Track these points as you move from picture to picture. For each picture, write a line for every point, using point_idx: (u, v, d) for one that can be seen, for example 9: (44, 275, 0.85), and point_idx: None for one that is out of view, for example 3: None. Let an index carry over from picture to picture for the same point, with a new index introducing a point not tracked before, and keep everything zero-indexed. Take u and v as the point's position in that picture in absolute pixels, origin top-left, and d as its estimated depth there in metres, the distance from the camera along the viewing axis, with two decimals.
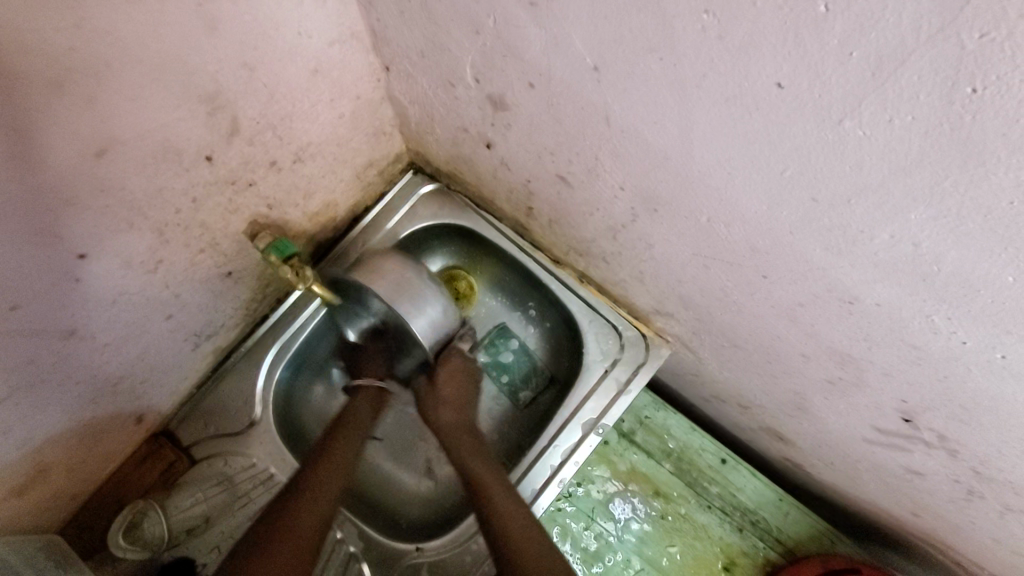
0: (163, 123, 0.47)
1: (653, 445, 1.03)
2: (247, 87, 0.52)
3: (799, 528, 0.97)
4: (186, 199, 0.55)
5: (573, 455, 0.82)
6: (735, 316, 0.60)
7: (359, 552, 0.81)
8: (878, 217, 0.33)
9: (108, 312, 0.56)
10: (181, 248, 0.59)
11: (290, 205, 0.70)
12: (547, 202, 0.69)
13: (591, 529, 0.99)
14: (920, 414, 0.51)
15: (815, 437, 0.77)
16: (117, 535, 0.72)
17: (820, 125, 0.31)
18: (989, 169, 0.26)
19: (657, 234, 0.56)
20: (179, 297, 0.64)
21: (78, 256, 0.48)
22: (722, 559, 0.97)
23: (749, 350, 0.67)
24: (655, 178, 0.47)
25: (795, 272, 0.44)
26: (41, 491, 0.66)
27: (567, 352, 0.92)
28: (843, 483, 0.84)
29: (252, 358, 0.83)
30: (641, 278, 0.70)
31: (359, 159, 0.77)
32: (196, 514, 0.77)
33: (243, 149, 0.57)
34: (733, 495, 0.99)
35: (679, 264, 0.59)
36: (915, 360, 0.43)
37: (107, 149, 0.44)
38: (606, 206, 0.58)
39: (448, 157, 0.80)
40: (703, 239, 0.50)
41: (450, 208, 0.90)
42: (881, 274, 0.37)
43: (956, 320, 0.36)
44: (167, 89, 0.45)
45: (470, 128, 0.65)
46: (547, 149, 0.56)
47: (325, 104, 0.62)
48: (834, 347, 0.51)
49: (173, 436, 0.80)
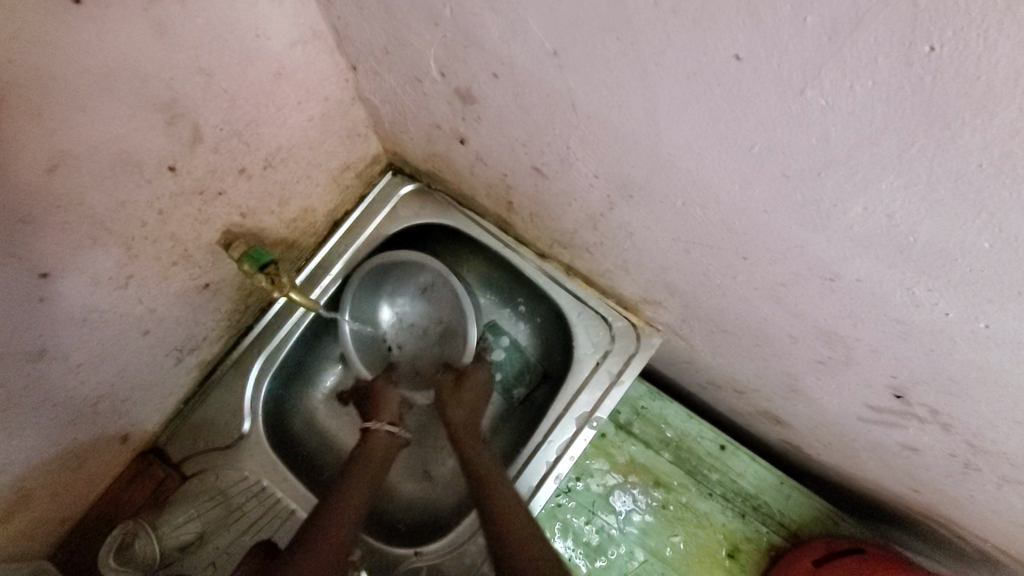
0: (119, 133, 0.45)
1: (651, 434, 1.02)
2: (206, 93, 0.50)
3: (801, 511, 0.97)
4: (151, 211, 0.53)
5: (568, 450, 0.81)
6: (720, 300, 0.59)
7: (358, 561, 0.80)
8: (850, 190, 0.32)
9: (79, 332, 0.55)
10: (152, 261, 0.58)
11: (264, 212, 0.69)
12: (525, 195, 0.68)
13: (592, 523, 0.98)
14: (911, 389, 0.50)
15: (811, 418, 0.76)
16: (106, 557, 0.72)
17: (784, 96, 0.30)
18: (955, 132, 0.25)
19: (635, 221, 0.55)
20: (155, 312, 0.63)
21: (41, 274, 0.47)
22: (726, 546, 0.97)
23: (737, 333, 0.66)
24: (626, 163, 0.46)
25: (774, 252, 0.43)
26: (25, 517, 0.65)
27: (557, 348, 0.91)
28: (842, 462, 0.83)
29: (239, 371, 0.82)
30: (626, 267, 0.69)
31: (333, 161, 0.76)
32: (189, 531, 0.77)
33: (208, 157, 0.56)
34: (734, 482, 0.99)
35: (661, 251, 0.58)
36: (901, 335, 0.42)
37: (62, 163, 0.43)
38: (583, 196, 0.57)
39: (425, 156, 0.78)
40: (681, 223, 0.49)
41: (432, 208, 0.88)
42: (859, 249, 0.36)
43: (937, 292, 0.35)
44: (121, 99, 0.44)
45: (442, 124, 0.63)
46: (519, 140, 0.55)
47: (292, 107, 0.61)
48: (821, 327, 0.50)
49: (163, 453, 0.80)
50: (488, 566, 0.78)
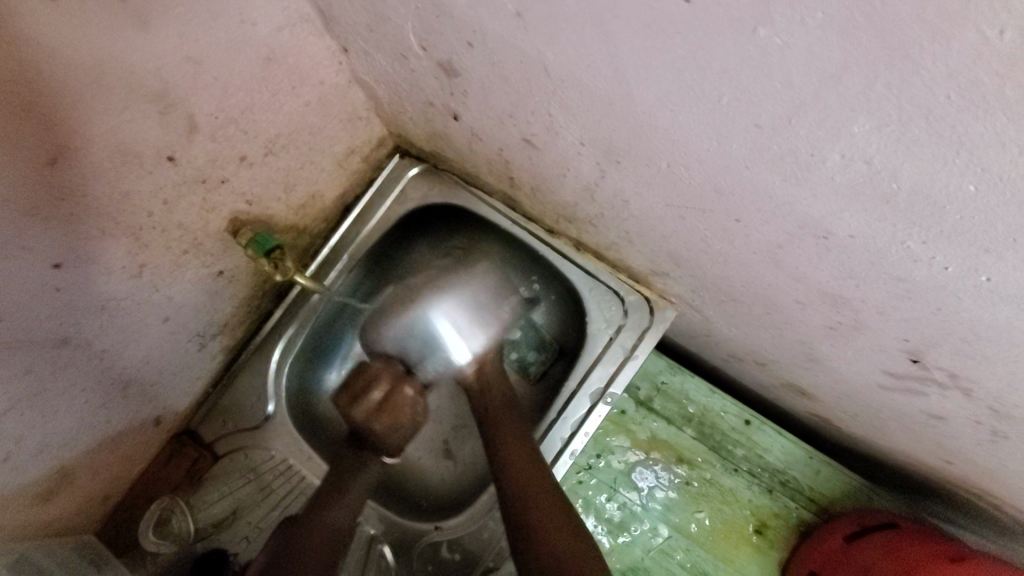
0: (113, 125, 0.48)
1: (672, 410, 0.99)
2: (197, 82, 0.52)
3: (833, 486, 0.94)
4: (156, 201, 0.56)
5: (583, 426, 0.82)
6: (724, 268, 0.57)
7: (380, 535, 0.84)
8: (823, 136, 0.30)
9: (99, 319, 0.58)
10: (163, 250, 0.60)
11: (270, 199, 0.71)
12: (523, 169, 0.67)
13: (614, 499, 0.98)
14: (925, 353, 0.47)
15: (834, 388, 0.73)
16: (147, 532, 0.79)
17: (738, 39, 0.28)
18: (917, 62, 0.23)
19: (628, 188, 0.53)
20: (172, 298, 0.66)
21: (55, 265, 0.50)
22: (753, 522, 0.95)
23: (746, 302, 0.63)
24: (607, 128, 0.44)
25: (764, 212, 0.42)
26: (69, 494, 0.70)
27: (571, 325, 0.90)
28: (872, 433, 0.80)
29: (263, 355, 0.85)
30: (630, 238, 0.68)
31: (336, 146, 0.77)
32: (223, 507, 0.83)
33: (207, 147, 0.58)
34: (760, 457, 0.96)
35: (658, 219, 0.56)
36: (905, 294, 0.40)
37: (61, 157, 0.45)
38: (575, 165, 0.56)
39: (426, 136, 0.79)
40: (671, 187, 0.47)
41: (440, 188, 0.89)
42: (844, 201, 0.34)
43: (931, 243, 0.33)
44: (110, 92, 0.46)
45: (435, 101, 0.63)
46: (506, 111, 0.54)
47: (287, 93, 0.62)
48: (825, 290, 0.48)
49: (196, 434, 0.84)
50: (504, 542, 0.81)
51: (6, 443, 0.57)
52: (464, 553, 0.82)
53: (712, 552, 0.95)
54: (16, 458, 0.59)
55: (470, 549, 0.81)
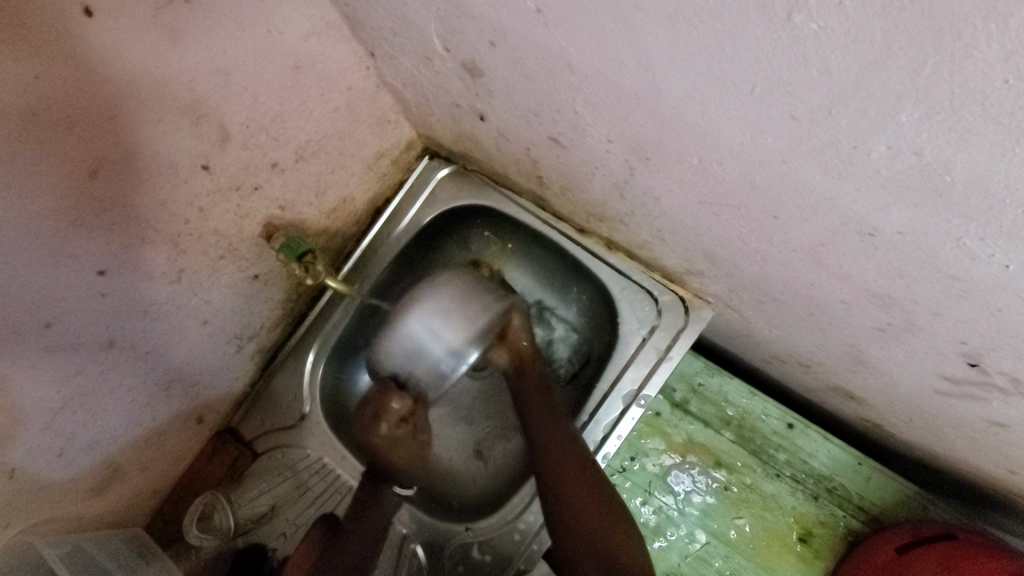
0: (148, 136, 0.49)
1: (710, 413, 0.96)
2: (228, 92, 0.53)
3: (884, 494, 0.89)
4: (193, 208, 0.58)
5: (615, 429, 0.81)
6: (762, 267, 0.55)
7: (412, 534, 0.84)
8: (865, 127, 0.28)
9: (142, 322, 0.60)
10: (200, 256, 0.62)
11: (302, 204, 0.72)
12: (551, 168, 0.66)
13: (649, 503, 0.95)
14: (986, 357, 0.44)
15: (884, 391, 0.69)
16: (190, 525, 0.80)
17: (770, 26, 0.26)
18: (968, 43, 0.21)
19: (659, 186, 0.51)
20: (210, 302, 0.68)
21: (99, 271, 0.52)
22: (797, 530, 0.91)
23: (787, 302, 0.61)
24: (634, 124, 0.43)
25: (803, 208, 0.39)
26: (119, 489, 0.73)
27: (604, 326, 0.88)
28: (927, 439, 0.75)
29: (298, 356, 0.88)
30: (662, 236, 0.66)
31: (366, 150, 0.78)
32: (262, 503, 0.86)
33: (239, 154, 0.59)
34: (805, 463, 0.92)
35: (690, 216, 0.54)
36: (961, 294, 0.37)
37: (100, 168, 0.47)
38: (603, 163, 0.54)
39: (454, 137, 0.78)
40: (703, 184, 0.45)
41: (470, 189, 0.88)
42: (892, 195, 0.32)
43: (990, 240, 0.30)
44: (144, 104, 0.47)
45: (461, 102, 0.63)
46: (531, 110, 0.53)
47: (315, 99, 0.63)
48: (872, 289, 0.45)
49: (236, 432, 0.87)
50: (534, 545, 0.80)
51: (59, 441, 0.60)
52: (495, 555, 0.81)
53: (753, 560, 0.91)
54: (69, 455, 0.62)
55: (502, 550, 0.81)
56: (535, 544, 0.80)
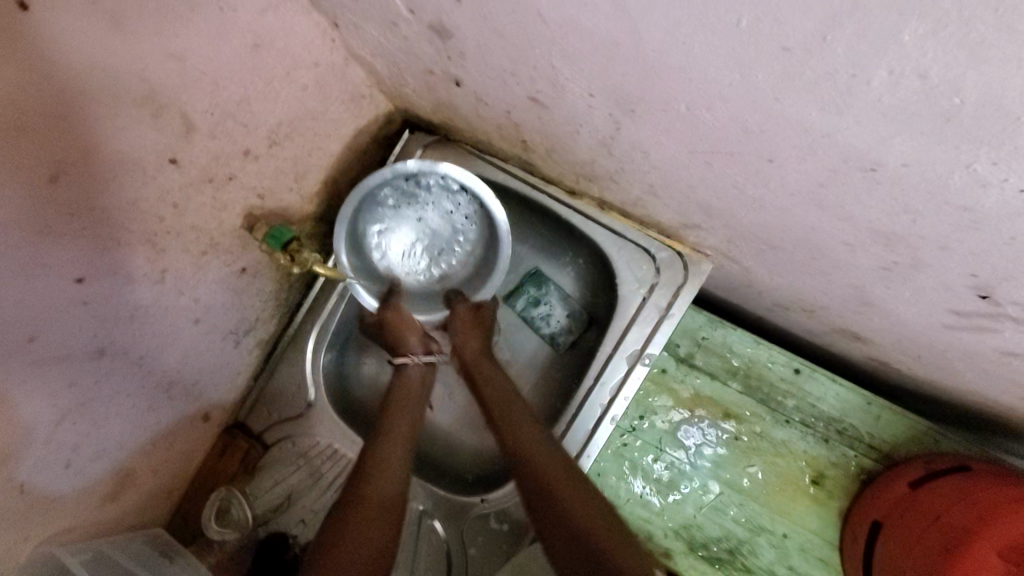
0: (109, 132, 0.47)
1: (716, 365, 0.96)
2: (185, 79, 0.50)
3: (894, 431, 0.90)
4: (166, 206, 0.55)
5: (622, 390, 0.81)
6: (760, 215, 0.53)
7: (429, 510, 0.85)
8: (865, 53, 0.26)
9: (131, 327, 0.59)
10: (182, 253, 0.60)
11: (282, 190, 0.70)
12: (534, 130, 0.63)
13: (661, 459, 0.96)
14: (997, 288, 0.42)
15: (892, 329, 0.68)
16: (209, 521, 0.81)
17: None
18: None
19: (647, 138, 0.49)
20: (199, 300, 0.67)
21: (77, 280, 0.50)
22: (809, 473, 0.92)
23: (788, 249, 0.59)
24: (616, 75, 0.40)
25: (801, 148, 0.37)
26: (132, 493, 0.74)
27: (603, 288, 0.87)
28: (934, 372, 0.74)
29: (298, 345, 0.88)
30: (654, 191, 0.63)
31: (342, 129, 0.75)
32: (278, 493, 0.86)
33: (208, 145, 0.57)
34: (814, 407, 0.92)
35: (683, 168, 0.51)
36: (971, 225, 0.35)
37: (60, 171, 0.45)
38: (587, 120, 0.52)
39: (432, 107, 0.75)
40: (693, 132, 0.43)
41: (454, 159, 0.85)
42: (895, 125, 0.30)
43: (1004, 164, 0.28)
44: (98, 98, 0.45)
45: (434, 69, 0.60)
46: (507, 70, 0.50)
47: (281, 79, 0.60)
48: (876, 228, 0.43)
49: (245, 426, 0.87)
50: None
51: (65, 452, 0.59)
52: (513, 523, 0.82)
53: (767, 505, 0.93)
54: (76, 465, 0.62)
55: (518, 519, 0.82)
56: None
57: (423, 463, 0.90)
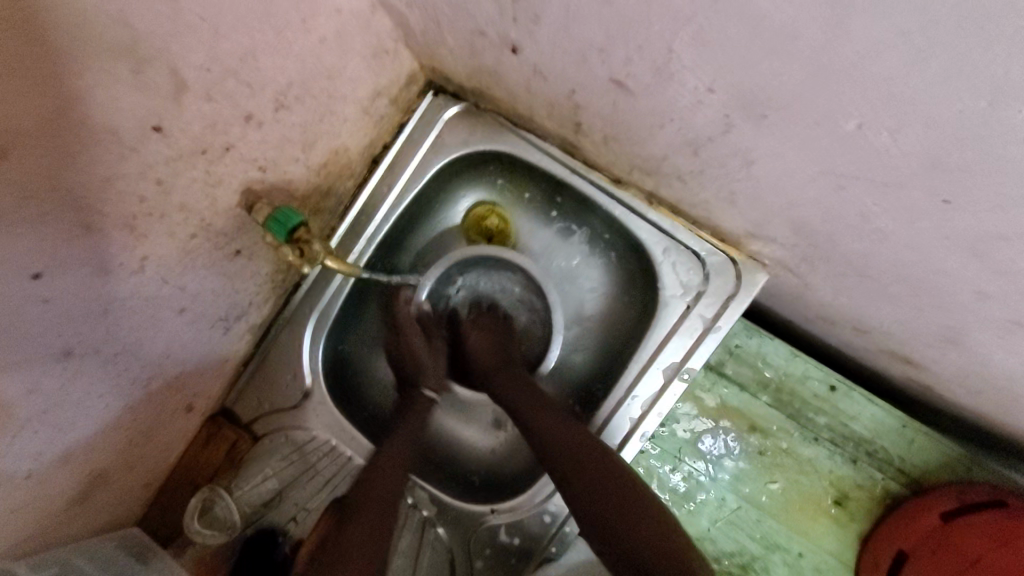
0: (74, 93, 0.35)
1: (746, 376, 0.90)
2: (177, 24, 0.39)
3: (926, 457, 0.85)
4: (149, 182, 0.44)
5: (655, 406, 0.73)
6: (873, 246, 0.44)
7: (433, 516, 0.79)
8: None
9: (103, 324, 0.49)
10: (166, 238, 0.50)
11: (288, 161, 0.59)
12: (598, 115, 0.53)
13: (679, 470, 0.91)
14: None
15: (964, 367, 0.62)
16: (191, 520, 0.73)
17: None
18: None
19: (761, 148, 0.40)
20: (186, 288, 0.56)
21: (34, 276, 0.40)
22: (832, 493, 0.88)
23: (884, 281, 0.51)
24: (766, 70, 0.32)
25: (1009, 196, 0.28)
26: (106, 493, 0.65)
27: (639, 289, 0.79)
28: (990, 407, 0.69)
29: (295, 330, 0.78)
30: (732, 199, 0.54)
31: (360, 90, 0.63)
32: (268, 488, 0.77)
33: (203, 108, 0.45)
34: (845, 426, 0.87)
35: (793, 185, 0.42)
36: None
37: (11, 144, 0.33)
38: (684, 116, 0.42)
39: (468, 72, 0.64)
40: (843, 151, 0.35)
41: (483, 132, 0.74)
42: None
43: None
44: (62, 46, 0.33)
45: (487, 30, 0.49)
46: (594, 44, 0.40)
47: (295, 28, 0.49)
48: None
49: (233, 414, 0.79)
50: (566, 527, 0.76)
51: (22, 465, 0.50)
52: (524, 537, 0.77)
53: (785, 522, 0.89)
54: (39, 476, 0.53)
55: (531, 533, 0.76)
56: (568, 525, 0.76)
57: (426, 462, 0.83)
